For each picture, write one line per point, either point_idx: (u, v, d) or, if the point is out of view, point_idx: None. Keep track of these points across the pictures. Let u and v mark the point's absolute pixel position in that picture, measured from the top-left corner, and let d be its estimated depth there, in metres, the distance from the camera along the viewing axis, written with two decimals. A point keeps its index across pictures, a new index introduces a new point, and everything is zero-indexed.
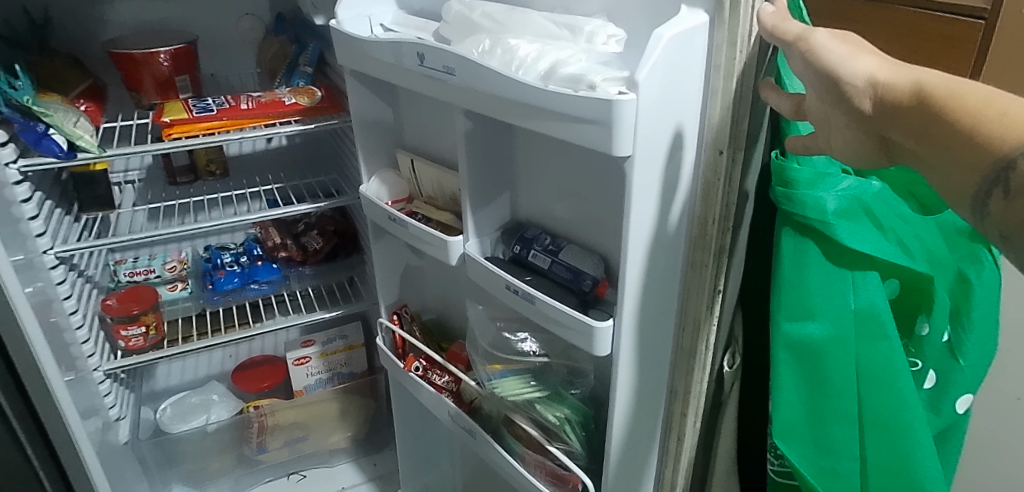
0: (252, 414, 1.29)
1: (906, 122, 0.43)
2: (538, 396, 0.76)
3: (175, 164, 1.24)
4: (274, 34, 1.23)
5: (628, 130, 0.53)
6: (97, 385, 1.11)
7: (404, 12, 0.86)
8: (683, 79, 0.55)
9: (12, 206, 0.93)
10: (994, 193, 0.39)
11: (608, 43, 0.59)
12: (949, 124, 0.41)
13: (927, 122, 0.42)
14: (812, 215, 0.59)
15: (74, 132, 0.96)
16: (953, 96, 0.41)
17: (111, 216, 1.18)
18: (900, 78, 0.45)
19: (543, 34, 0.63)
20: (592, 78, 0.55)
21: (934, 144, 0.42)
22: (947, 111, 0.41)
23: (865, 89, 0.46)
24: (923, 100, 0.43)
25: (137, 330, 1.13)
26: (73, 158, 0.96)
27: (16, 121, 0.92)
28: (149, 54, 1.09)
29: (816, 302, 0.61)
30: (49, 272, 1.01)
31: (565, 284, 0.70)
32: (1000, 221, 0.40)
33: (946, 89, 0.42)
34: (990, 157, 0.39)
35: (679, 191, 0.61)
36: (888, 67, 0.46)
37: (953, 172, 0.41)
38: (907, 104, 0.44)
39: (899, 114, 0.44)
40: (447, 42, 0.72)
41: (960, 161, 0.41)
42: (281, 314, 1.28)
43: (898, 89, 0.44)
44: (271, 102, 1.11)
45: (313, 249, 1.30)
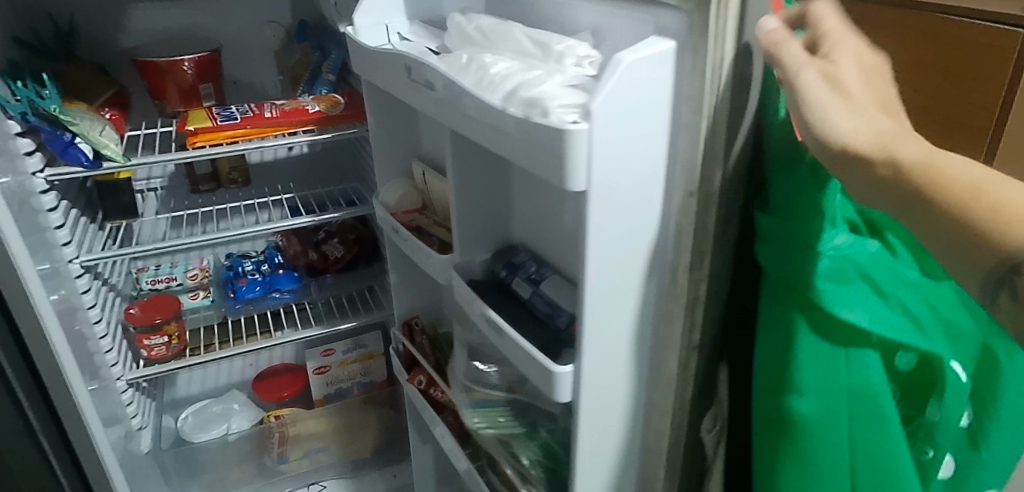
0: (273, 423, 1.28)
1: (887, 190, 0.43)
2: (515, 432, 0.79)
3: (198, 173, 1.23)
4: (297, 42, 1.23)
5: (584, 158, 0.52)
6: (120, 394, 1.10)
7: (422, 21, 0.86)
8: (647, 104, 0.54)
9: (37, 215, 0.93)
10: (998, 294, 0.38)
11: (579, 66, 0.58)
12: (937, 205, 0.40)
13: (908, 195, 0.42)
14: (801, 273, 0.55)
15: (100, 141, 0.95)
16: (937, 179, 0.41)
17: (132, 225, 1.17)
18: (874, 145, 0.44)
19: (525, 52, 0.62)
20: (546, 103, 0.54)
21: (921, 223, 0.41)
22: (931, 186, 0.41)
23: (841, 154, 0.45)
24: (902, 175, 0.42)
25: (159, 339, 1.12)
26: (99, 167, 0.96)
27: (43, 130, 0.92)
28: (173, 62, 1.09)
29: (803, 377, 0.56)
30: (75, 281, 1.01)
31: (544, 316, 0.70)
32: (1008, 317, 0.39)
33: (924, 171, 0.41)
34: (990, 254, 0.38)
35: (652, 215, 0.59)
36: (869, 129, 0.45)
37: (946, 250, 0.40)
38: (885, 176, 0.43)
39: (877, 181, 0.43)
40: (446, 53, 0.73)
41: (957, 249, 0.39)
42: (301, 323, 1.29)
43: (870, 155, 0.44)
44: (294, 110, 1.11)
45: (334, 257, 1.30)
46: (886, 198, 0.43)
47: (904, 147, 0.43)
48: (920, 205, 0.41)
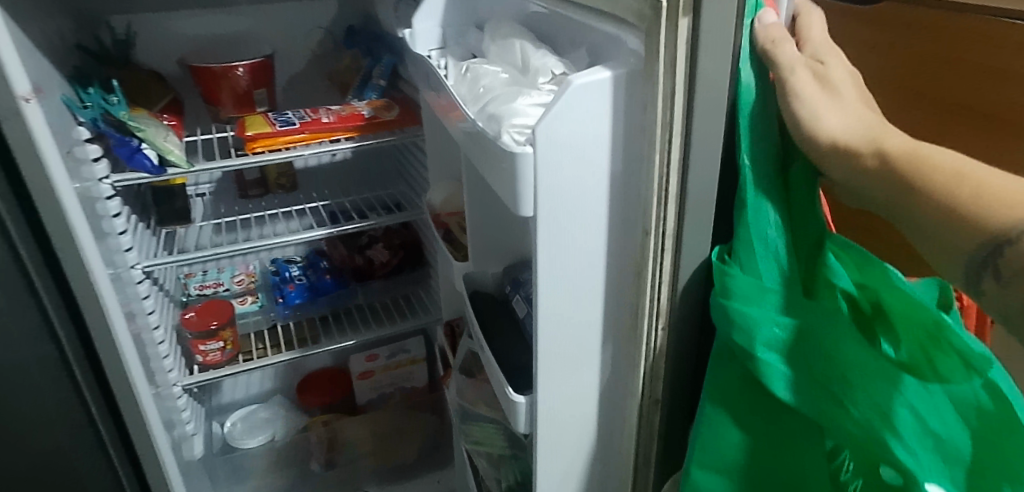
0: (320, 428, 1.28)
1: (873, 177, 0.47)
2: (504, 453, 0.93)
3: (247, 178, 1.24)
4: (345, 48, 1.23)
5: (529, 180, 0.56)
6: (175, 400, 1.09)
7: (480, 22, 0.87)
8: (592, 128, 0.56)
9: (103, 220, 0.92)
10: (984, 272, 0.40)
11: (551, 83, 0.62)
12: (927, 186, 0.44)
13: (899, 177, 0.45)
14: (738, 307, 0.54)
15: (165, 146, 0.95)
16: (918, 162, 0.45)
17: (181, 232, 1.18)
18: (863, 142, 0.49)
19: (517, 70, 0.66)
20: (504, 122, 0.58)
21: (911, 205, 0.44)
22: (914, 168, 0.45)
23: (828, 149, 0.50)
24: (885, 162, 0.47)
25: (216, 344, 1.13)
26: (163, 173, 0.96)
27: (111, 137, 0.91)
28: (228, 68, 1.09)
29: (749, 438, 0.57)
30: (135, 286, 1.00)
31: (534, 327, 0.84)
32: (993, 302, 0.41)
33: (905, 153, 0.46)
34: (981, 235, 0.40)
35: (609, 235, 0.62)
36: (851, 130, 0.50)
37: (937, 224, 0.43)
38: (870, 165, 0.47)
39: (866, 174, 0.48)
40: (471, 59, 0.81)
41: (948, 226, 0.42)
42: (347, 327, 1.29)
43: (860, 151, 0.48)
44: (351, 115, 1.11)
45: (380, 261, 1.30)
46: (871, 178, 0.47)
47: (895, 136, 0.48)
48: (904, 179, 0.45)
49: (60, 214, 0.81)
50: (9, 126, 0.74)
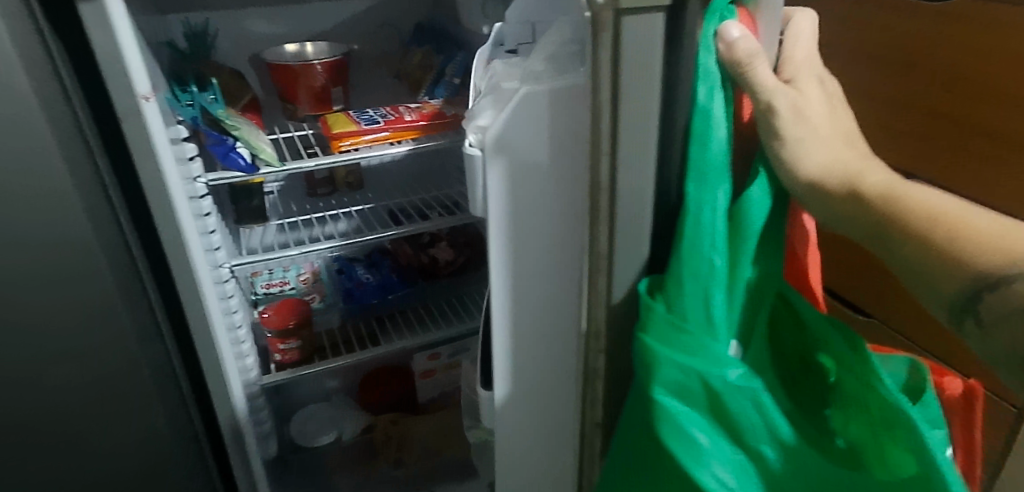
0: (386, 424, 1.28)
1: (857, 220, 0.46)
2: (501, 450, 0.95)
3: (316, 177, 1.24)
4: (414, 46, 1.22)
5: (477, 178, 0.67)
6: (257, 399, 1.08)
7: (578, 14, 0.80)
8: (518, 142, 0.63)
9: (198, 219, 0.89)
10: (966, 316, 0.41)
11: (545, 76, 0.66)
12: (917, 234, 0.43)
13: (875, 221, 0.45)
14: (659, 345, 0.51)
15: (258, 144, 0.94)
16: (903, 203, 0.44)
17: (251, 230, 1.17)
18: (837, 182, 0.48)
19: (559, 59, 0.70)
20: (474, 125, 0.68)
21: (902, 251, 0.43)
22: (904, 215, 0.43)
23: (804, 186, 0.49)
24: (869, 203, 0.45)
25: (294, 343, 1.13)
26: (256, 171, 0.94)
27: (207, 135, 0.91)
28: (307, 66, 1.07)
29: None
30: (224, 285, 0.98)
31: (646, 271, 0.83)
32: (1001, 348, 0.40)
33: (878, 193, 0.45)
34: (966, 273, 0.40)
35: (547, 235, 0.67)
36: (825, 167, 0.49)
37: (930, 273, 0.42)
38: (846, 203, 0.47)
39: (852, 216, 0.46)
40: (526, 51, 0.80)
41: (943, 270, 0.41)
42: (413, 325, 1.30)
43: (833, 187, 0.48)
44: (433, 113, 1.11)
45: (445, 260, 1.30)
46: (846, 211, 0.47)
47: (875, 173, 0.47)
48: (887, 222, 0.44)
49: (170, 216, 0.79)
50: (128, 125, 0.72)
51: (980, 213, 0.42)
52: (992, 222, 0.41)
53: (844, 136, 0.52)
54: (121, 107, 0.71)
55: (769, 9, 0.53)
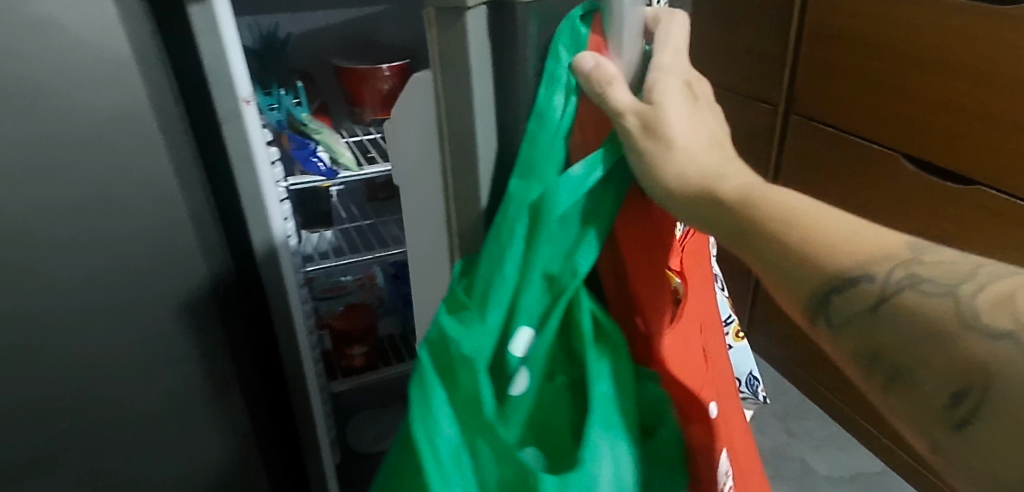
0: None
1: (721, 222, 0.39)
2: None
3: (377, 181, 1.25)
4: None
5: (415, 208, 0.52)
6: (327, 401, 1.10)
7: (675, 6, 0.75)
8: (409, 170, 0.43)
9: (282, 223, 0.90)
10: (832, 312, 0.37)
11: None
12: (785, 229, 0.37)
13: (740, 221, 0.38)
14: (445, 316, 0.35)
15: (337, 149, 0.98)
16: (781, 203, 0.38)
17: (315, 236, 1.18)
18: (696, 182, 0.39)
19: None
20: None
21: (771, 255, 0.38)
22: (789, 216, 0.38)
23: (661, 190, 0.39)
24: (744, 203, 0.38)
25: (361, 350, 1.21)
26: (335, 174, 0.95)
27: (293, 140, 0.97)
28: (374, 70, 1.09)
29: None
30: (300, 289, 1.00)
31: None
32: (903, 352, 0.34)
33: (739, 194, 0.39)
34: (830, 269, 0.36)
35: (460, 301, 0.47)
36: (676, 158, 0.39)
37: (806, 267, 0.37)
38: (701, 201, 0.39)
39: (717, 217, 0.39)
40: None
41: (816, 262, 0.37)
42: None
43: (689, 187, 0.39)
44: None
45: None
46: (694, 213, 0.39)
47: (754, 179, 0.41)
48: (760, 229, 0.38)
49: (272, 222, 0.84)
50: (229, 131, 0.75)
51: (861, 226, 0.38)
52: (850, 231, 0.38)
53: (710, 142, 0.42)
54: (223, 108, 0.74)
55: (631, 24, 0.37)
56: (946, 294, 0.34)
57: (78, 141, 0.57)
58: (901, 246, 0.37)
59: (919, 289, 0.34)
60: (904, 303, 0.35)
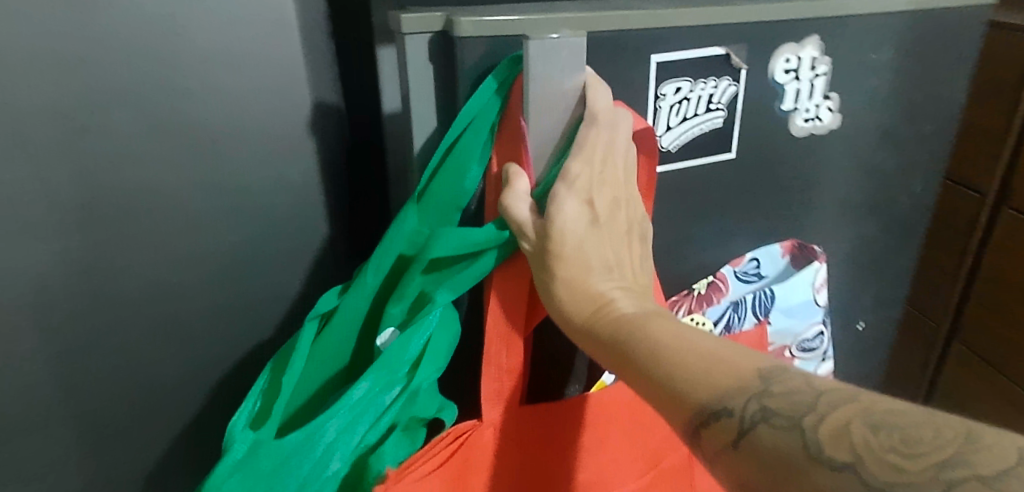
0: None
1: (602, 341, 0.43)
2: None
3: None
4: None
5: None
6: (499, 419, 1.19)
7: (829, 64, 0.65)
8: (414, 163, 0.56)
9: None
10: (695, 441, 0.37)
11: (793, 110, 0.66)
12: (658, 354, 0.40)
13: (618, 340, 0.42)
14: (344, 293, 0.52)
15: None
16: (653, 327, 0.41)
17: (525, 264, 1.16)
18: (587, 300, 0.45)
19: (817, 94, 0.66)
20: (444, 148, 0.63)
21: (638, 378, 0.40)
22: (654, 339, 0.40)
23: (556, 301, 0.46)
24: (624, 328, 0.42)
25: None
26: None
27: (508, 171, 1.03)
28: None
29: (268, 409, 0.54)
30: None
31: (780, 344, 0.73)
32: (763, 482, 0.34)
33: (623, 320, 0.43)
34: (692, 402, 0.37)
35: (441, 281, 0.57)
36: (569, 269, 0.45)
37: (659, 392, 0.39)
38: (586, 318, 0.44)
39: (598, 335, 0.43)
40: (785, 102, 0.65)
41: (671, 391, 0.38)
42: None
43: (581, 306, 0.45)
44: None
45: None
46: (586, 329, 0.44)
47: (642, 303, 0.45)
48: (620, 344, 0.42)
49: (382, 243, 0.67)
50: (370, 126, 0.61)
51: (712, 374, 0.38)
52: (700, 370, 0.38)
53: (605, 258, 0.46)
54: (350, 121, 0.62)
55: (543, 92, 0.47)
56: (793, 429, 0.34)
57: (278, 140, 0.58)
58: (752, 378, 0.37)
59: (770, 424, 0.35)
60: (759, 438, 0.35)
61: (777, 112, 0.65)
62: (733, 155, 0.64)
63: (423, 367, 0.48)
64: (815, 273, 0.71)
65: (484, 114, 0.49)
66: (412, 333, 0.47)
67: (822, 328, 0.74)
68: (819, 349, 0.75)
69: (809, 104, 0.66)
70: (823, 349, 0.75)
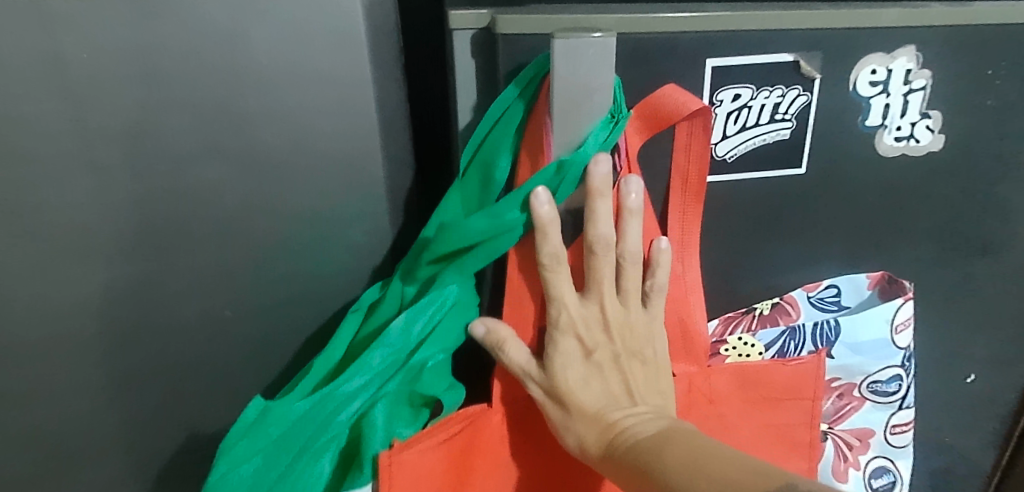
0: None
1: (620, 473, 0.47)
2: None
3: None
4: None
5: None
6: None
7: (928, 79, 0.58)
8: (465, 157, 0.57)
9: None
10: None
11: (880, 126, 0.59)
12: (666, 481, 0.43)
13: (634, 469, 0.46)
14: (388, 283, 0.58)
15: None
16: (660, 451, 0.45)
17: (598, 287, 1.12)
18: (597, 437, 0.49)
19: (911, 112, 0.59)
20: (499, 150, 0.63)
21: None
22: (664, 465, 0.44)
23: (572, 440, 0.50)
24: (636, 456, 0.46)
25: None
26: None
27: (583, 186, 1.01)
28: None
29: None
30: None
31: (846, 381, 0.67)
32: None
33: (633, 450, 0.46)
34: None
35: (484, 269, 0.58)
36: (579, 412, 0.50)
37: None
38: (602, 452, 0.48)
39: (616, 466, 0.47)
40: (871, 118, 0.59)
41: None
42: None
43: (596, 446, 0.49)
44: None
45: None
46: (606, 466, 0.48)
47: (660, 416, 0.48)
48: (633, 472, 0.46)
49: None
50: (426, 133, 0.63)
51: (727, 486, 0.41)
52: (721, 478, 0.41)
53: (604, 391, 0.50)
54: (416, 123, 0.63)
55: (576, 86, 0.46)
56: None
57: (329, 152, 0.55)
58: (759, 486, 0.40)
59: None
60: None
61: (860, 128, 0.59)
62: (802, 172, 0.60)
63: (427, 346, 0.52)
64: (895, 310, 0.65)
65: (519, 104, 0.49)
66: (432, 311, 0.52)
67: (901, 372, 0.66)
68: (897, 395, 0.67)
69: (901, 121, 0.59)
70: (902, 395, 0.67)
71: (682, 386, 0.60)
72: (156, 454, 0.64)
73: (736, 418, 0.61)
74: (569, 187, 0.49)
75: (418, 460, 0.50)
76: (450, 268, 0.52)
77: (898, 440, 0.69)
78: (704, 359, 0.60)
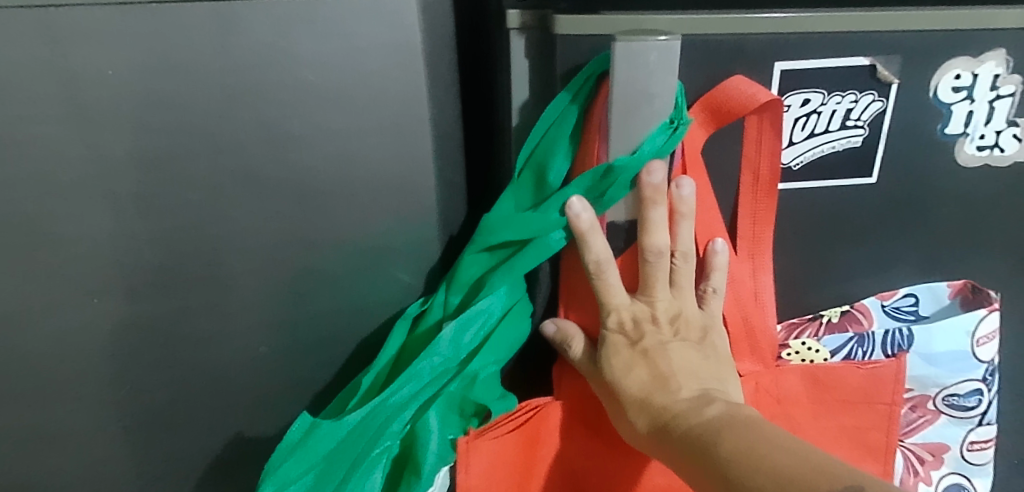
0: None
1: (669, 453, 0.45)
2: None
3: None
4: None
5: None
6: None
7: (1018, 84, 0.53)
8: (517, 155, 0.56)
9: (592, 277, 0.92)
10: None
11: (963, 135, 0.55)
12: (719, 458, 0.41)
13: (685, 447, 0.44)
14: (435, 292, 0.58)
15: None
16: (710, 432, 0.43)
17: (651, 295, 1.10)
18: (646, 418, 0.47)
19: (997, 120, 0.55)
20: None
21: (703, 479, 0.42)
22: (715, 444, 0.42)
23: (627, 428, 0.49)
24: (686, 435, 0.44)
25: None
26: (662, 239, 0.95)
27: None
28: None
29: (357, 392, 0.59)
30: None
31: (919, 393, 0.62)
32: None
33: (682, 429, 0.45)
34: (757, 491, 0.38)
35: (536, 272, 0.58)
36: (629, 395, 0.49)
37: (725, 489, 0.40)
38: (651, 433, 0.47)
39: (666, 445, 0.45)
40: (954, 127, 0.55)
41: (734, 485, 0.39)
42: None
43: (645, 426, 0.47)
44: None
45: None
46: (656, 448, 0.46)
47: (714, 405, 0.45)
48: (684, 453, 0.44)
49: None
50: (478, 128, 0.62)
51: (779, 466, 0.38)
52: (766, 471, 0.39)
53: (654, 380, 0.48)
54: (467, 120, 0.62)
55: (633, 89, 0.44)
56: None
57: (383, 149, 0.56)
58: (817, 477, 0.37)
59: None
60: None
61: (939, 136, 0.55)
62: (873, 181, 0.56)
63: (479, 356, 0.52)
64: (977, 321, 0.59)
65: (573, 106, 0.48)
66: (477, 318, 0.52)
67: (981, 386, 0.61)
68: (976, 410, 0.62)
69: (986, 131, 0.55)
70: (982, 410, 0.62)
71: (748, 386, 0.56)
72: (218, 456, 0.65)
73: (806, 420, 0.58)
74: (620, 191, 0.47)
75: (486, 461, 0.51)
76: (502, 271, 0.51)
77: (975, 457, 0.64)
78: (771, 359, 0.56)
